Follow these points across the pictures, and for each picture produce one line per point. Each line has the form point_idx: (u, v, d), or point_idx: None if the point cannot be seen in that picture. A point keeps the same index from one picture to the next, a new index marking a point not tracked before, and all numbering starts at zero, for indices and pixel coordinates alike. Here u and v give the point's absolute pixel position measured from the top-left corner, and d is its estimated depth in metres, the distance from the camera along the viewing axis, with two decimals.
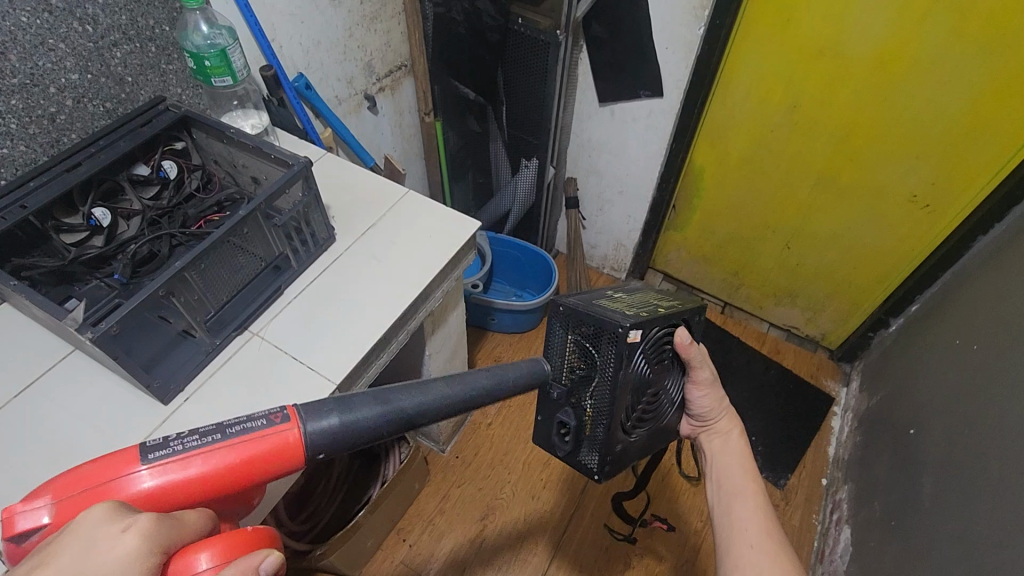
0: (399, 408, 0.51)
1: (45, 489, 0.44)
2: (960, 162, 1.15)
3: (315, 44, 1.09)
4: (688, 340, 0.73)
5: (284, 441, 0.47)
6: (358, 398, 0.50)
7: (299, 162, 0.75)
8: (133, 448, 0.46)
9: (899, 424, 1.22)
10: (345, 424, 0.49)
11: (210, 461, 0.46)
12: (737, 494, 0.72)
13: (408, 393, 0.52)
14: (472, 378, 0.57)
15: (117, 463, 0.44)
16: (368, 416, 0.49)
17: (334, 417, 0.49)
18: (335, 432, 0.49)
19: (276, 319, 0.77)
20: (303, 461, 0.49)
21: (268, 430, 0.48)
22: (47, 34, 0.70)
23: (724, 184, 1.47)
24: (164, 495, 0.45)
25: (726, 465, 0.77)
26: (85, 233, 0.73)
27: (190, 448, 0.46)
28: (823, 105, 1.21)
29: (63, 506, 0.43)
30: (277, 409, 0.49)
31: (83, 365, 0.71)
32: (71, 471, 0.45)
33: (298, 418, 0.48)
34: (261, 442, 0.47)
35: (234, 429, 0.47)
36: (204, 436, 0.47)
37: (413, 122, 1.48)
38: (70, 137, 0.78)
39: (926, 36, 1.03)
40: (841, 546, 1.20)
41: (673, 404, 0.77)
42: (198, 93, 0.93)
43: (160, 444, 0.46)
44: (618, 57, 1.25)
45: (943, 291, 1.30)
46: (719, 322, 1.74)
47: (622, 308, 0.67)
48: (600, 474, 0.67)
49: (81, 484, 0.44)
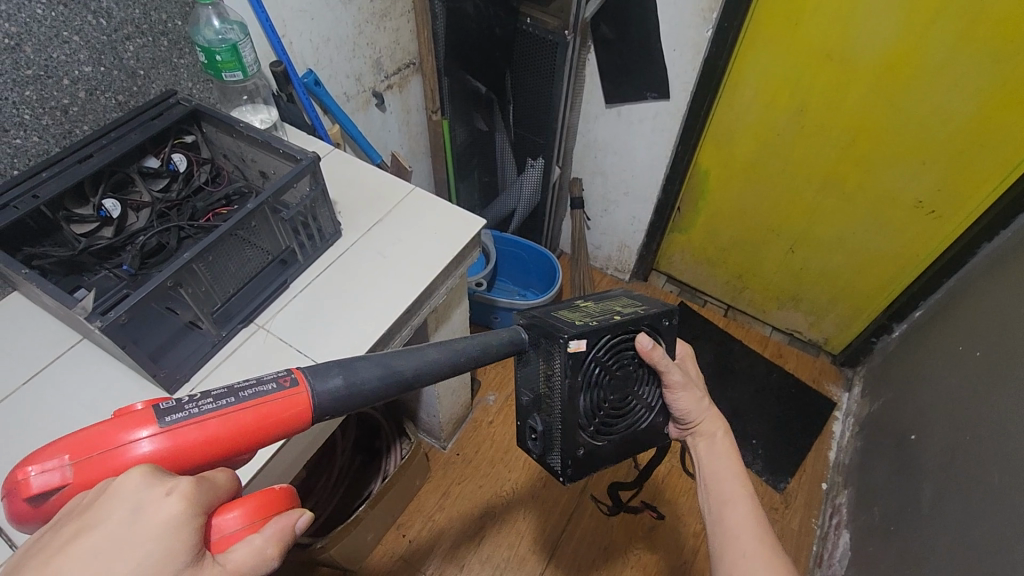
0: (398, 372, 0.52)
1: (48, 453, 0.41)
2: (966, 167, 1.14)
3: (324, 41, 1.09)
4: (652, 345, 0.71)
5: (299, 404, 0.47)
6: (360, 362, 0.51)
7: (307, 157, 0.75)
8: (144, 411, 0.43)
9: (901, 430, 1.22)
10: (350, 385, 0.49)
11: (228, 424, 0.45)
12: (727, 502, 0.72)
13: (405, 356, 0.53)
14: (459, 346, 0.58)
15: (129, 427, 0.42)
16: (371, 376, 0.50)
17: (338, 378, 0.49)
18: (340, 393, 0.49)
19: (281, 312, 0.78)
20: (314, 422, 0.49)
21: (284, 393, 0.47)
22: (62, 27, 0.71)
23: (729, 186, 1.46)
24: (184, 458, 0.43)
25: (715, 470, 0.76)
26: (95, 224, 0.75)
27: (207, 412, 0.44)
28: (830, 108, 1.20)
29: (77, 471, 0.40)
30: (286, 372, 0.48)
31: (90, 355, 0.72)
32: (74, 434, 0.41)
33: (307, 380, 0.48)
34: (278, 405, 0.46)
35: (248, 392, 0.46)
36: (219, 399, 0.45)
37: (420, 120, 1.48)
38: (82, 128, 0.79)
39: (935, 41, 1.03)
40: (840, 551, 1.20)
41: (649, 410, 0.76)
42: (208, 87, 0.94)
43: (173, 407, 0.44)
44: (626, 58, 1.26)
45: (947, 298, 1.30)
46: (722, 324, 1.74)
47: (577, 318, 0.69)
48: (563, 476, 0.69)
49: (92, 449, 0.41)
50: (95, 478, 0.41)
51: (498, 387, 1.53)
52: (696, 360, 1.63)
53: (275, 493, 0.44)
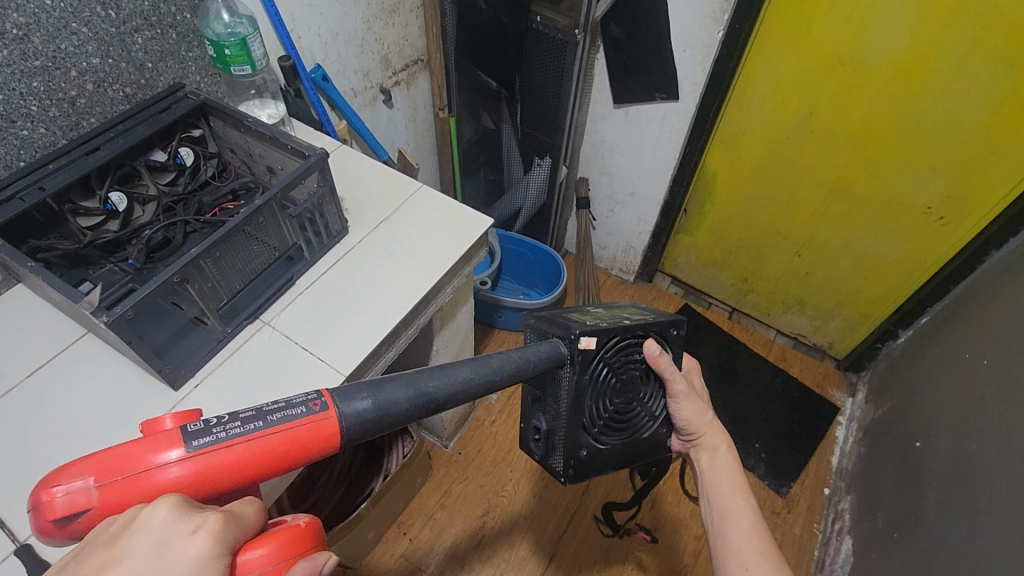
0: (425, 392, 0.51)
1: (75, 472, 0.41)
2: (976, 175, 1.14)
3: (332, 37, 1.09)
4: (659, 351, 0.72)
5: (326, 430, 0.47)
6: (388, 383, 0.50)
7: (315, 154, 0.75)
8: (172, 433, 0.43)
9: (906, 437, 1.21)
10: (378, 407, 0.49)
11: (255, 449, 0.45)
12: (728, 515, 0.71)
13: (435, 377, 0.52)
14: (494, 363, 0.57)
15: (158, 449, 0.42)
16: (400, 397, 0.50)
17: (367, 400, 0.48)
18: (368, 415, 0.48)
19: (287, 308, 0.77)
20: (340, 446, 0.48)
21: (311, 418, 0.47)
22: (71, 18, 0.70)
23: (736, 188, 1.46)
24: (209, 482, 0.44)
25: (717, 484, 0.75)
26: (100, 217, 0.73)
27: (234, 437, 0.44)
28: (840, 113, 1.20)
29: (104, 493, 0.41)
30: (315, 395, 0.48)
31: (94, 349, 0.72)
32: (105, 454, 0.42)
33: (335, 403, 0.48)
34: (304, 431, 0.46)
35: (275, 416, 0.46)
36: (246, 424, 0.45)
37: (426, 116, 1.47)
38: (89, 121, 0.78)
39: (947, 46, 1.02)
40: (842, 557, 1.19)
41: (653, 419, 0.75)
42: (216, 81, 0.93)
43: (200, 430, 0.44)
44: (636, 59, 1.25)
45: (954, 305, 1.29)
46: (726, 327, 1.73)
47: (588, 319, 0.70)
48: (565, 477, 0.67)
49: (121, 470, 0.41)
50: (122, 500, 0.41)
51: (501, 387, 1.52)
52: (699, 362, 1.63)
53: (298, 532, 0.45)
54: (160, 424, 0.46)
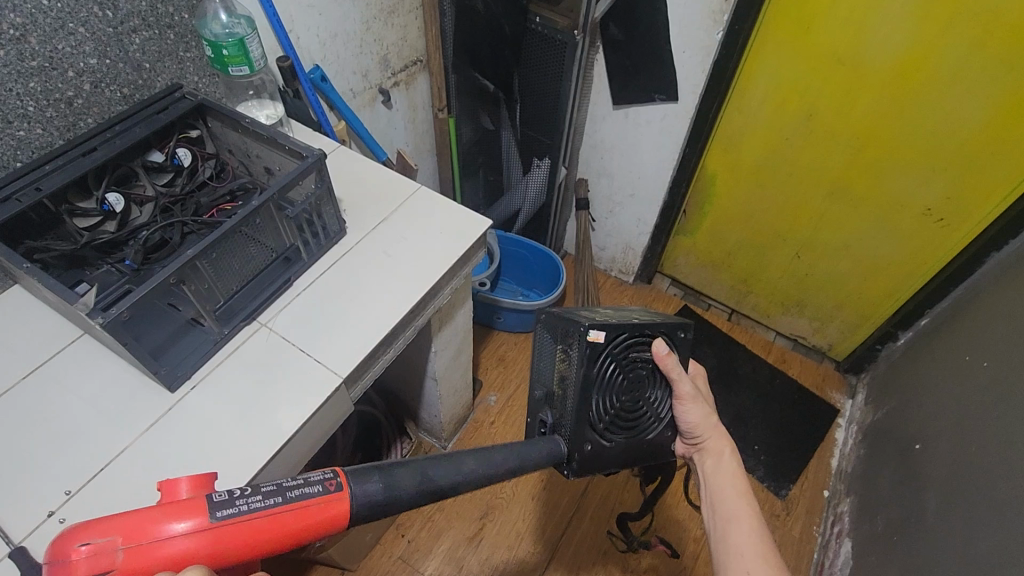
0: (435, 481, 0.53)
1: (101, 532, 0.43)
2: (976, 176, 1.13)
3: (331, 37, 1.09)
4: (667, 351, 0.72)
5: (337, 510, 0.48)
6: (399, 468, 0.52)
7: (313, 154, 0.74)
8: (197, 501, 0.45)
9: (906, 439, 1.20)
10: (388, 489, 0.51)
11: (272, 523, 0.46)
12: (731, 520, 0.70)
13: (443, 467, 0.54)
14: (496, 456, 0.59)
15: (183, 518, 0.44)
16: (410, 484, 0.52)
17: (377, 483, 0.51)
18: (377, 497, 0.50)
19: (285, 310, 0.77)
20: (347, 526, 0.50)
21: (327, 497, 0.48)
22: (68, 18, 0.70)
23: (735, 189, 1.45)
24: (224, 554, 0.45)
25: (720, 489, 0.75)
26: (97, 218, 0.73)
27: (255, 510, 0.46)
28: (840, 114, 1.19)
29: (125, 557, 0.42)
30: (331, 474, 0.50)
31: (91, 350, 0.72)
32: (133, 516, 0.43)
33: (349, 486, 0.50)
34: (319, 510, 0.48)
35: (294, 492, 0.48)
36: (266, 498, 0.47)
37: (426, 117, 1.47)
38: (86, 121, 0.78)
39: (948, 48, 1.02)
40: (841, 559, 1.19)
41: (659, 420, 0.75)
42: (214, 82, 0.93)
43: (224, 501, 0.46)
44: (635, 59, 1.25)
45: (954, 307, 1.29)
46: (726, 328, 1.73)
47: (597, 316, 0.71)
48: (569, 470, 0.68)
49: (144, 536, 0.43)
50: (141, 567, 0.43)
51: (500, 388, 1.52)
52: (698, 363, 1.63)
53: None
54: (180, 491, 0.48)
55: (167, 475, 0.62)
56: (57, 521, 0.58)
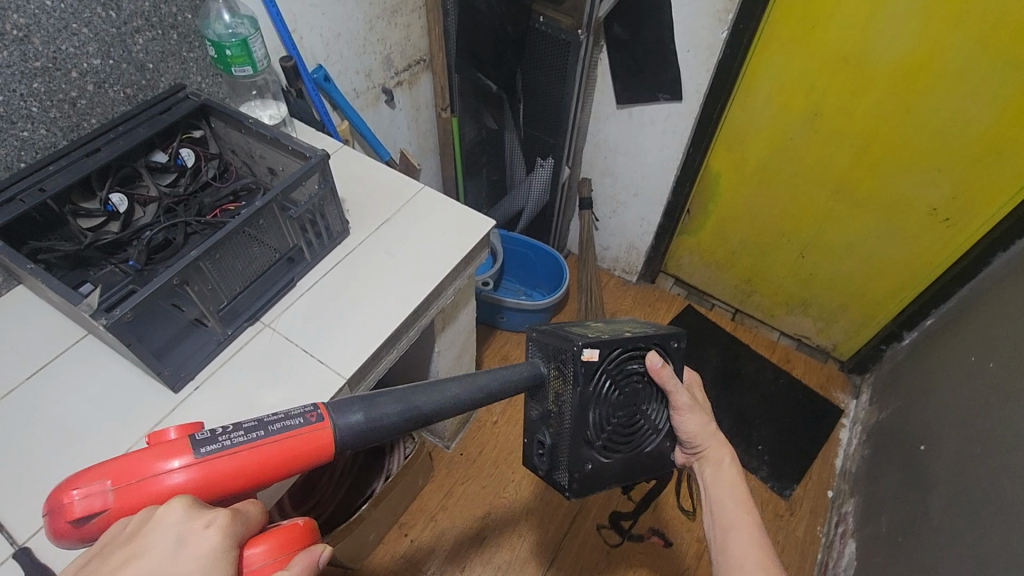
0: (418, 408, 0.54)
1: (90, 477, 0.43)
2: (983, 176, 1.13)
3: (334, 36, 1.08)
4: (662, 364, 0.72)
5: (322, 440, 0.49)
6: (382, 397, 0.52)
7: (316, 155, 0.74)
8: (180, 441, 0.45)
9: (911, 439, 1.20)
10: (370, 420, 0.51)
11: (256, 457, 0.46)
12: (731, 529, 0.70)
13: (424, 394, 0.54)
14: (481, 380, 0.59)
15: (167, 457, 0.44)
16: (393, 411, 0.52)
17: (359, 413, 0.51)
18: (360, 428, 0.50)
19: (288, 310, 0.77)
20: (334, 455, 0.51)
21: (309, 428, 0.49)
22: (71, 19, 0.70)
23: (739, 187, 1.45)
24: (217, 486, 0.45)
25: (721, 499, 0.75)
26: (101, 219, 0.73)
27: (239, 444, 0.46)
28: (845, 114, 1.19)
29: (117, 497, 0.42)
30: (311, 407, 0.50)
31: (95, 350, 0.72)
32: (118, 459, 0.43)
33: (330, 415, 0.50)
34: (303, 439, 0.48)
35: (275, 425, 0.48)
36: (249, 432, 0.47)
37: (429, 116, 1.47)
38: (90, 122, 0.78)
39: (954, 46, 1.01)
40: (846, 560, 1.18)
41: (657, 432, 0.75)
42: (217, 82, 0.93)
43: (207, 438, 0.45)
44: (639, 59, 1.24)
45: (960, 307, 1.28)
46: (729, 328, 1.72)
47: (590, 332, 0.71)
48: (570, 491, 0.67)
49: (132, 476, 0.43)
50: (134, 504, 0.43)
51: None
52: (702, 363, 1.62)
53: (295, 530, 0.46)
54: (165, 434, 0.47)
55: None
56: None
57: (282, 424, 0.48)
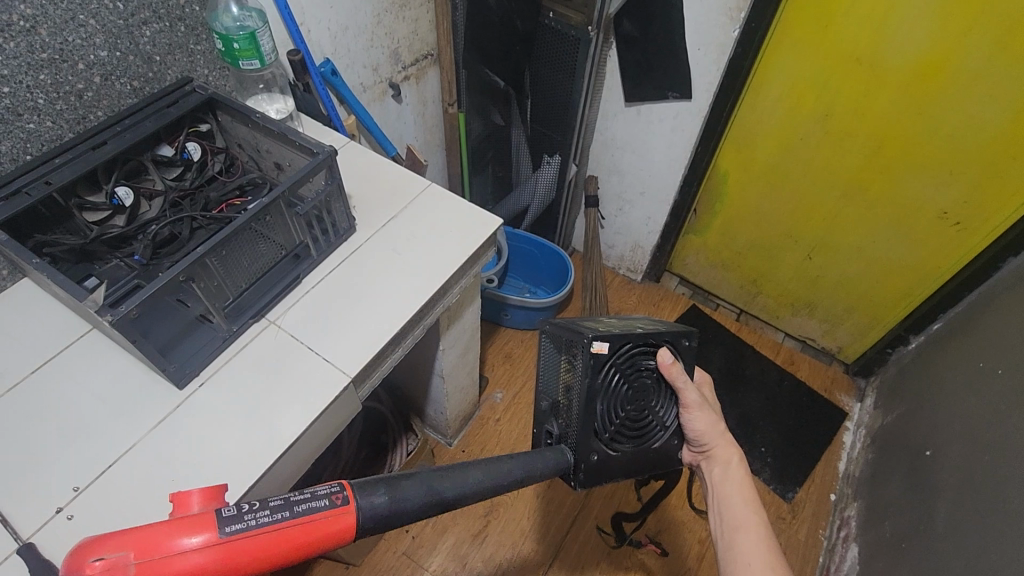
0: (442, 493, 0.52)
1: (110, 546, 0.41)
2: (996, 179, 1.11)
3: (342, 30, 1.07)
4: (672, 360, 0.71)
5: (346, 524, 0.47)
6: (405, 481, 0.51)
7: (323, 151, 0.74)
8: (206, 517, 0.43)
9: (916, 445, 1.19)
10: (394, 503, 0.49)
11: (278, 539, 0.44)
12: (738, 528, 0.70)
13: (449, 478, 0.53)
14: (505, 466, 0.58)
15: (190, 532, 0.42)
16: (416, 497, 0.51)
17: (384, 496, 0.49)
18: (384, 510, 0.49)
19: (294, 308, 0.76)
20: (353, 539, 0.48)
21: (334, 511, 0.47)
22: (78, 10, 0.69)
23: (748, 188, 1.44)
24: (233, 572, 0.43)
25: (728, 498, 0.74)
26: (107, 212, 0.74)
27: (263, 525, 0.44)
28: (857, 114, 1.17)
29: (135, 573, 0.40)
30: (338, 487, 0.48)
31: (99, 344, 0.71)
32: (141, 531, 0.42)
33: (356, 500, 0.48)
34: (326, 524, 0.46)
35: (301, 506, 0.46)
36: (274, 512, 0.45)
37: (435, 112, 1.46)
38: (96, 114, 0.77)
39: (970, 48, 0.99)
40: (848, 564, 1.18)
41: (665, 428, 0.74)
42: (224, 75, 0.92)
43: (232, 516, 0.44)
44: (648, 56, 1.23)
45: (969, 311, 1.27)
46: (734, 329, 1.71)
47: (601, 326, 0.71)
48: (576, 482, 0.67)
49: (152, 552, 0.41)
50: None
51: (506, 385, 1.51)
52: (706, 364, 1.62)
53: None
54: (188, 504, 0.47)
55: (177, 473, 0.61)
56: (65, 517, 0.58)
57: (308, 506, 0.46)
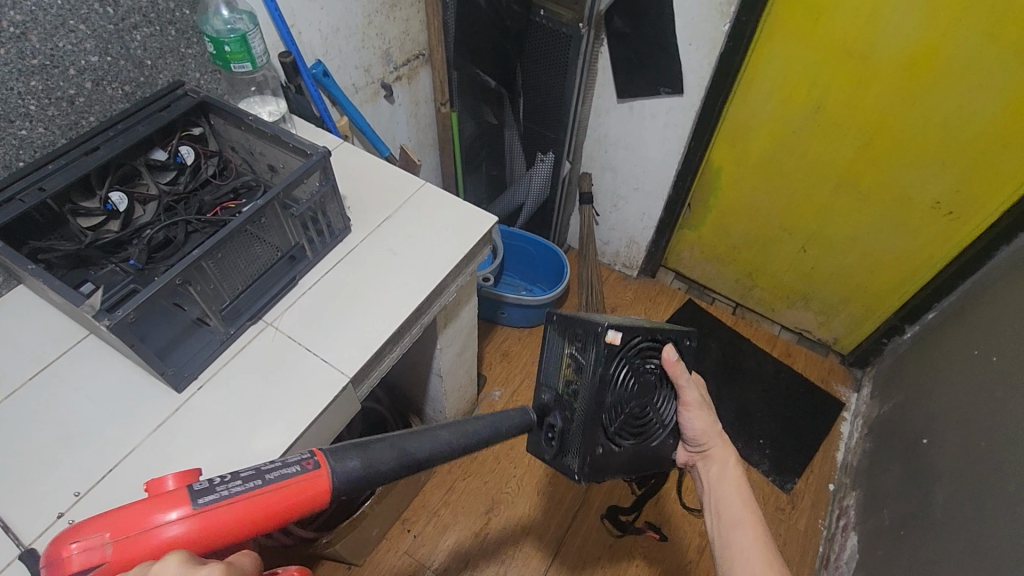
0: (413, 455, 0.55)
1: (91, 529, 0.42)
2: (988, 168, 1.12)
3: (333, 31, 1.08)
4: (676, 358, 0.73)
5: (320, 487, 0.48)
6: (375, 445, 0.53)
7: (317, 152, 0.74)
8: (179, 492, 0.44)
9: (912, 433, 1.20)
10: (367, 467, 0.51)
11: (254, 506, 0.45)
12: (736, 527, 0.70)
13: (418, 440, 0.56)
14: (470, 427, 0.62)
15: (164, 509, 0.43)
16: (387, 458, 0.52)
17: (357, 461, 0.51)
18: (358, 475, 0.51)
19: (290, 309, 0.77)
20: (330, 502, 0.50)
21: (307, 475, 0.48)
22: (68, 15, 0.69)
23: (742, 182, 1.44)
24: (212, 541, 0.44)
25: (725, 497, 0.74)
26: (101, 218, 0.73)
27: (237, 493, 0.45)
28: (849, 106, 1.18)
29: (116, 551, 0.41)
30: (309, 454, 0.49)
31: (97, 349, 0.71)
32: (117, 512, 0.43)
33: (329, 463, 0.50)
34: (300, 487, 0.47)
35: (273, 474, 0.47)
36: (248, 481, 0.46)
37: (428, 111, 1.46)
38: (88, 119, 0.77)
39: (960, 38, 1.00)
40: (847, 553, 1.19)
41: (664, 426, 0.76)
42: (216, 78, 0.92)
43: (206, 488, 0.45)
44: (640, 52, 1.23)
45: (963, 299, 1.28)
46: (730, 322, 1.72)
47: (609, 319, 0.71)
48: (579, 475, 0.67)
49: (128, 530, 0.42)
50: (133, 560, 0.42)
51: (505, 383, 1.52)
52: (703, 358, 1.62)
53: None
54: (163, 485, 0.46)
55: None
56: (67, 523, 0.58)
57: (281, 472, 0.47)
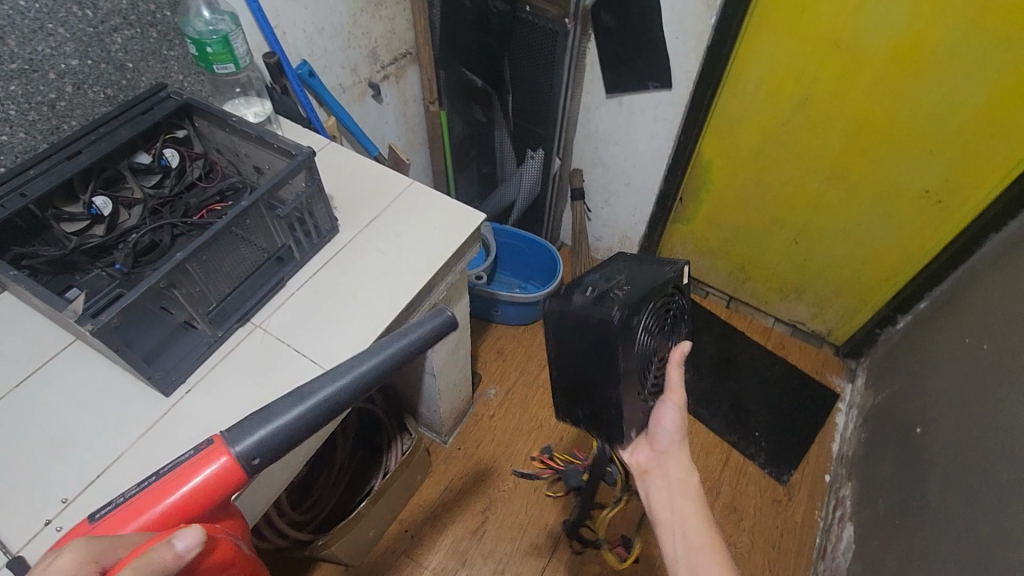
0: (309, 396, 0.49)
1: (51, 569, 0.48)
2: (975, 157, 1.12)
3: (318, 31, 1.07)
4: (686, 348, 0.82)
5: (210, 461, 0.46)
6: (273, 405, 0.49)
7: (302, 152, 0.73)
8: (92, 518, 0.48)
9: (905, 422, 1.21)
10: (268, 434, 0.47)
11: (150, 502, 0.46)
12: (702, 548, 0.65)
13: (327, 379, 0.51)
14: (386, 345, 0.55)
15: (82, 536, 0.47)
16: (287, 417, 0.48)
17: (259, 433, 0.47)
18: (264, 445, 0.47)
19: (278, 311, 0.76)
20: (242, 472, 0.47)
21: (194, 456, 0.47)
22: (46, 18, 0.69)
23: (732, 175, 1.44)
24: None
25: (686, 511, 0.69)
26: (86, 222, 0.72)
27: (131, 496, 0.47)
28: (836, 98, 1.18)
29: None
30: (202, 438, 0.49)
31: (84, 355, 0.71)
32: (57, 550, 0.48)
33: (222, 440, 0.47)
34: (187, 470, 0.46)
35: (165, 468, 0.48)
36: (144, 483, 0.47)
37: (417, 111, 1.46)
38: (70, 124, 0.77)
39: (945, 28, 1.00)
40: (844, 543, 1.19)
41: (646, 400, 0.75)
42: (200, 80, 0.91)
43: (109, 505, 0.48)
44: (628, 47, 1.23)
45: (954, 288, 1.28)
46: (724, 316, 1.73)
47: None
48: (620, 313, 0.65)
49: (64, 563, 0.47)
50: None
51: (500, 381, 1.52)
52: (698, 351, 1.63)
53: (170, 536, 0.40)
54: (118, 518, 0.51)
55: None
56: (55, 529, 0.58)
57: (175, 463, 0.48)
